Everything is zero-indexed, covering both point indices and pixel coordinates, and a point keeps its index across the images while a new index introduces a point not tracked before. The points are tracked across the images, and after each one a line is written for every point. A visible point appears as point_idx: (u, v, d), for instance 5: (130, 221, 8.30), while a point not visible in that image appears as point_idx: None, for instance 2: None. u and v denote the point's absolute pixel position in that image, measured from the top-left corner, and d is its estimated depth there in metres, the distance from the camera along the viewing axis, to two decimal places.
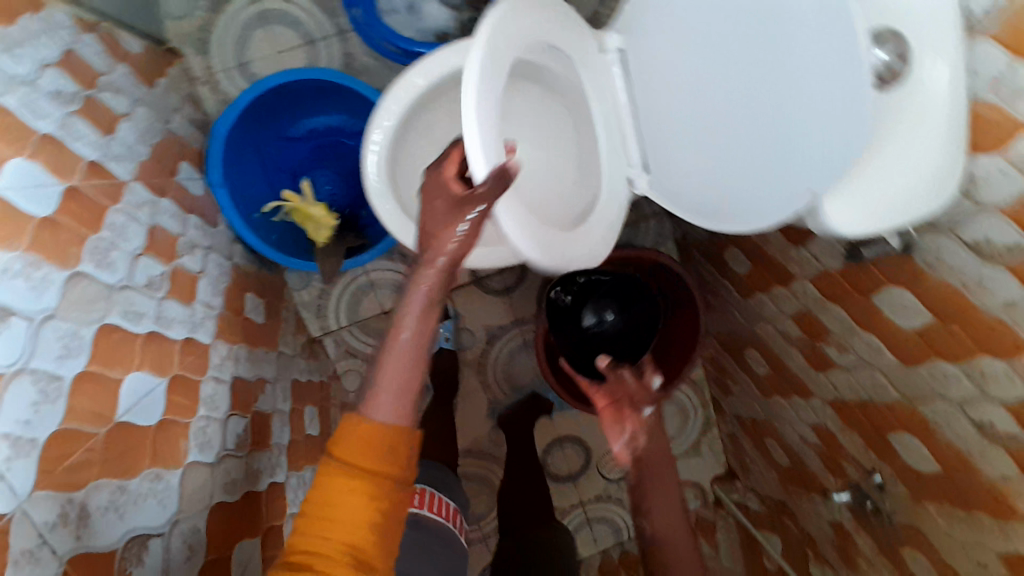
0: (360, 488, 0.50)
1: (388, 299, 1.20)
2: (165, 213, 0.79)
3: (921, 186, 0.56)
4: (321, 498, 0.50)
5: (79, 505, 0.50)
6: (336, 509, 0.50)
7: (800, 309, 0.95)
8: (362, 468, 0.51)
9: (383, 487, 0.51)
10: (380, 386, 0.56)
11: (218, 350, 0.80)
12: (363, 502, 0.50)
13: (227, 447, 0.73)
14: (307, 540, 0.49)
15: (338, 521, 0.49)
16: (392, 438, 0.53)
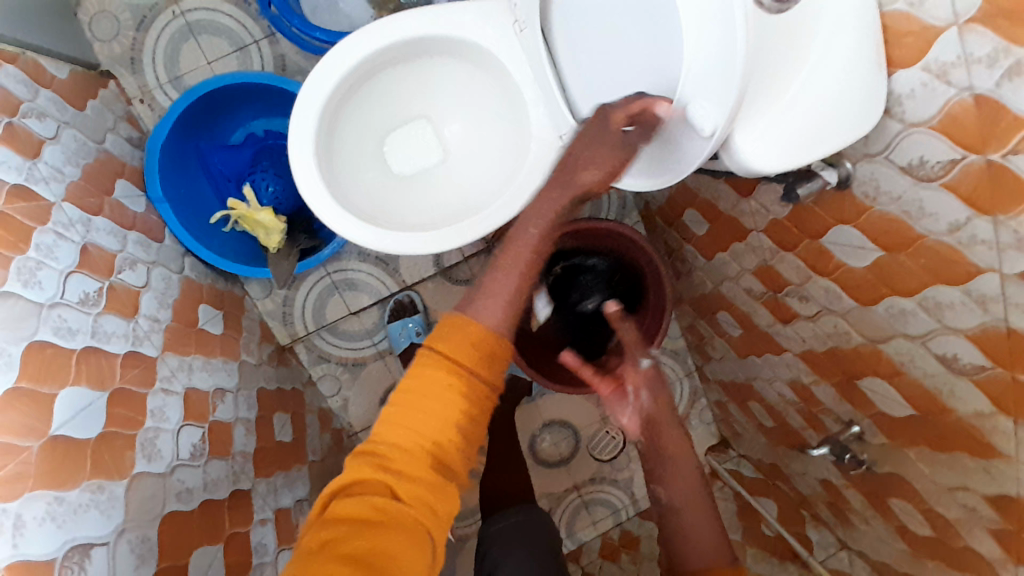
0: (448, 384, 0.53)
1: (353, 299, 1.19)
2: (100, 231, 0.78)
3: (829, 106, 0.55)
4: (407, 396, 0.53)
5: (14, 515, 0.48)
6: (424, 405, 0.52)
7: (760, 263, 0.94)
8: (453, 366, 0.53)
9: (471, 389, 0.54)
10: (485, 294, 0.59)
11: (168, 362, 0.78)
12: (451, 400, 0.52)
13: (180, 458, 0.71)
14: (391, 433, 0.52)
15: (423, 414, 0.52)
16: (485, 347, 0.56)
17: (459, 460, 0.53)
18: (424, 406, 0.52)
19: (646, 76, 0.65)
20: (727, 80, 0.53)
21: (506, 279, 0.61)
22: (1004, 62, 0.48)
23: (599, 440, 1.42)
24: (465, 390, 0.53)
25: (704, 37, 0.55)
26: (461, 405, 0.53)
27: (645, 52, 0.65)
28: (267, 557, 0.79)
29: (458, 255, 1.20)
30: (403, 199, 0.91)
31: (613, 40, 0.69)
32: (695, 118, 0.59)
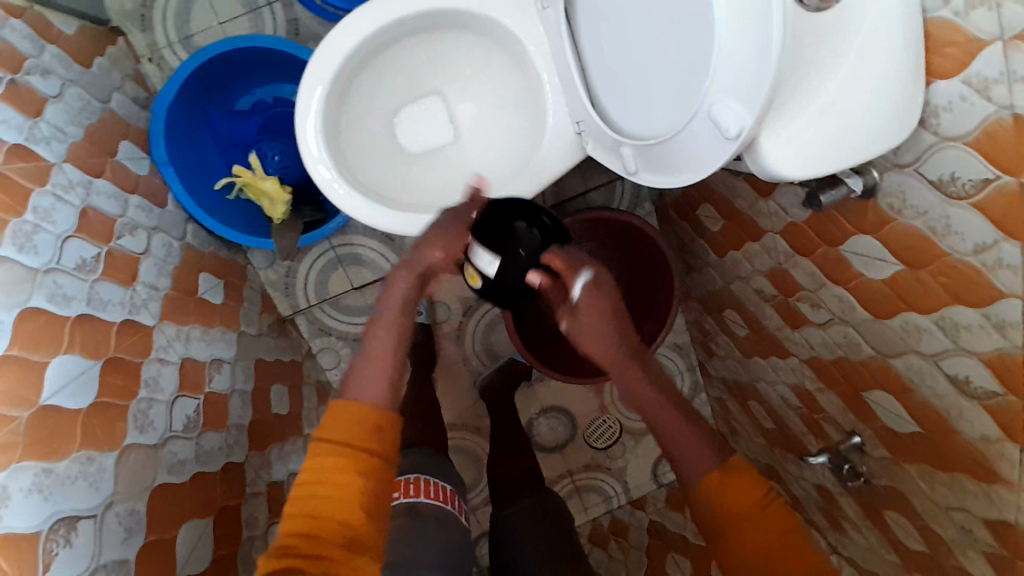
0: (342, 468, 0.53)
1: (356, 274, 1.18)
2: (100, 194, 0.77)
3: (859, 110, 0.53)
4: (310, 485, 0.52)
5: None
6: (323, 491, 0.52)
7: (773, 265, 0.91)
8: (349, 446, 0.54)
9: (370, 462, 0.54)
10: (368, 373, 0.61)
11: (165, 331, 0.77)
12: (355, 476, 0.53)
13: (174, 430, 0.70)
14: (295, 522, 0.51)
15: (328, 495, 0.52)
16: (372, 420, 0.56)
17: (375, 534, 0.53)
18: (324, 493, 0.52)
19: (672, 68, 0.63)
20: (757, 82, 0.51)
21: (382, 356, 0.63)
22: None
23: (596, 428, 1.41)
24: (364, 462, 0.54)
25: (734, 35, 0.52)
26: (358, 485, 0.52)
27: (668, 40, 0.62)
28: (258, 530, 0.79)
29: None
30: (411, 177, 0.88)
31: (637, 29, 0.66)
32: (720, 117, 0.56)
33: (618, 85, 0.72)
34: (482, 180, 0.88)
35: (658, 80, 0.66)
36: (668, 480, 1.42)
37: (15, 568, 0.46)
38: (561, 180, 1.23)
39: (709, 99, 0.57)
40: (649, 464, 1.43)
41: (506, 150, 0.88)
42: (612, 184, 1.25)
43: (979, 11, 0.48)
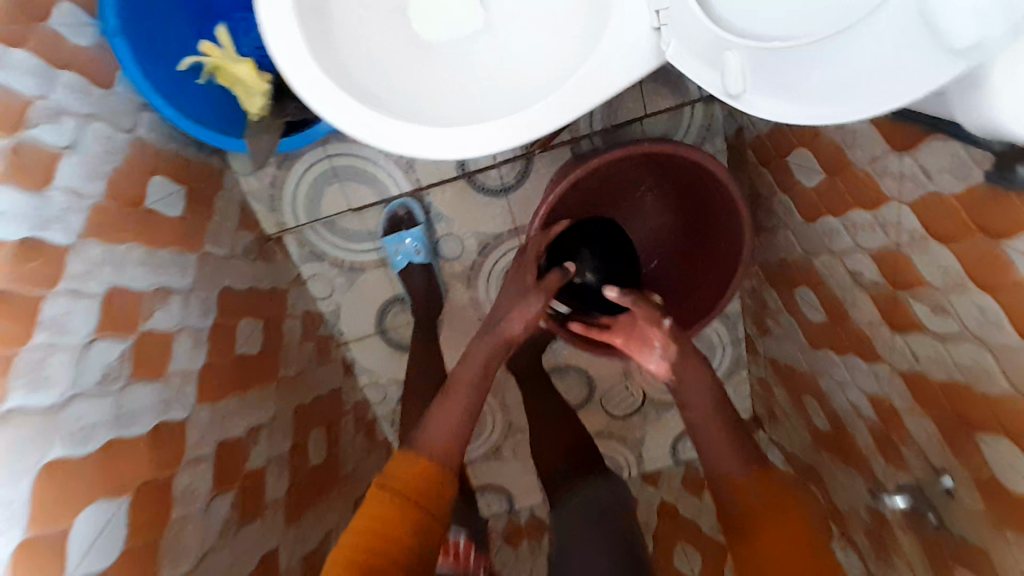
0: (401, 518, 0.63)
1: (355, 194, 0.99)
2: (16, 70, 0.57)
3: None
4: (363, 526, 0.62)
5: None
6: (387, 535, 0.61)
7: (885, 247, 0.68)
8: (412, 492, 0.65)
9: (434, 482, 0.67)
10: (439, 421, 0.72)
11: (85, 254, 0.60)
12: (413, 513, 0.64)
13: (81, 387, 0.55)
14: (343, 553, 0.61)
15: (386, 538, 0.61)
16: (425, 473, 0.67)
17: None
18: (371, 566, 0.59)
19: None
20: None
21: (456, 401, 0.73)
22: None
23: (615, 394, 1.25)
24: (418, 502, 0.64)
25: None
26: (405, 530, 0.62)
27: None
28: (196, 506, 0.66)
29: (487, 158, 0.99)
30: (423, 73, 0.66)
31: None
32: (941, 18, 0.41)
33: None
34: (517, 86, 0.66)
35: None
36: (687, 457, 1.28)
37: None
38: (615, 99, 0.98)
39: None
40: (668, 437, 1.28)
41: (552, 45, 0.65)
42: (679, 109, 0.99)
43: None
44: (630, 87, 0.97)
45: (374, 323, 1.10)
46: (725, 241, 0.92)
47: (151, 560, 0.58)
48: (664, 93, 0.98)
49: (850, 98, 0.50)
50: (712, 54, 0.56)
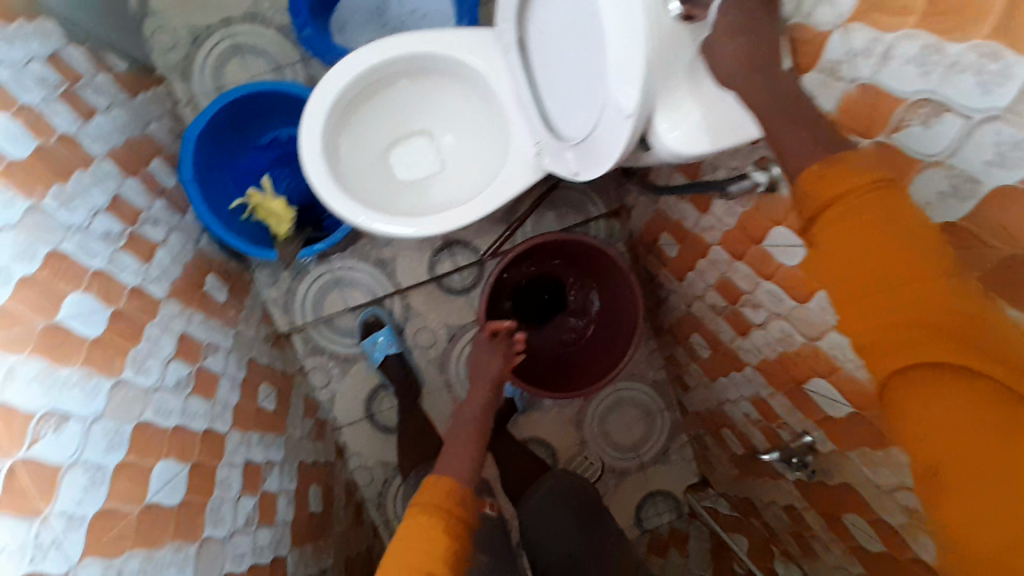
0: (435, 524, 0.73)
1: (351, 297, 1.29)
2: (132, 190, 0.91)
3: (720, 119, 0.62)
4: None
5: (7, 366, 0.55)
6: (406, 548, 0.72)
7: (719, 278, 1.00)
8: (425, 568, 0.68)
9: (455, 526, 0.75)
10: None
11: (170, 307, 0.88)
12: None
13: (164, 383, 0.79)
14: None
15: (416, 552, 0.70)
16: (457, 494, 0.79)
17: None
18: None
19: (581, 72, 0.74)
20: (629, 62, 0.60)
21: None
22: (879, 49, 0.52)
23: (576, 465, 1.42)
24: None
25: (595, 48, 0.69)
26: None
27: (576, 63, 0.75)
28: (230, 494, 0.83)
29: (450, 264, 1.32)
30: (396, 190, 1.04)
31: (554, 63, 0.81)
32: (620, 99, 0.63)
33: (557, 99, 0.83)
34: (443, 199, 1.03)
35: (581, 79, 0.75)
36: (652, 524, 1.43)
37: (7, 432, 0.53)
38: (538, 221, 1.33)
39: (612, 85, 0.65)
40: (631, 508, 1.43)
41: (480, 174, 1.03)
42: (586, 223, 1.35)
43: (818, 10, 0.56)
44: (548, 209, 1.33)
45: (363, 409, 1.32)
46: (620, 305, 1.19)
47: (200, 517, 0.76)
48: (572, 212, 1.34)
49: (599, 161, 0.74)
50: (560, 156, 0.85)
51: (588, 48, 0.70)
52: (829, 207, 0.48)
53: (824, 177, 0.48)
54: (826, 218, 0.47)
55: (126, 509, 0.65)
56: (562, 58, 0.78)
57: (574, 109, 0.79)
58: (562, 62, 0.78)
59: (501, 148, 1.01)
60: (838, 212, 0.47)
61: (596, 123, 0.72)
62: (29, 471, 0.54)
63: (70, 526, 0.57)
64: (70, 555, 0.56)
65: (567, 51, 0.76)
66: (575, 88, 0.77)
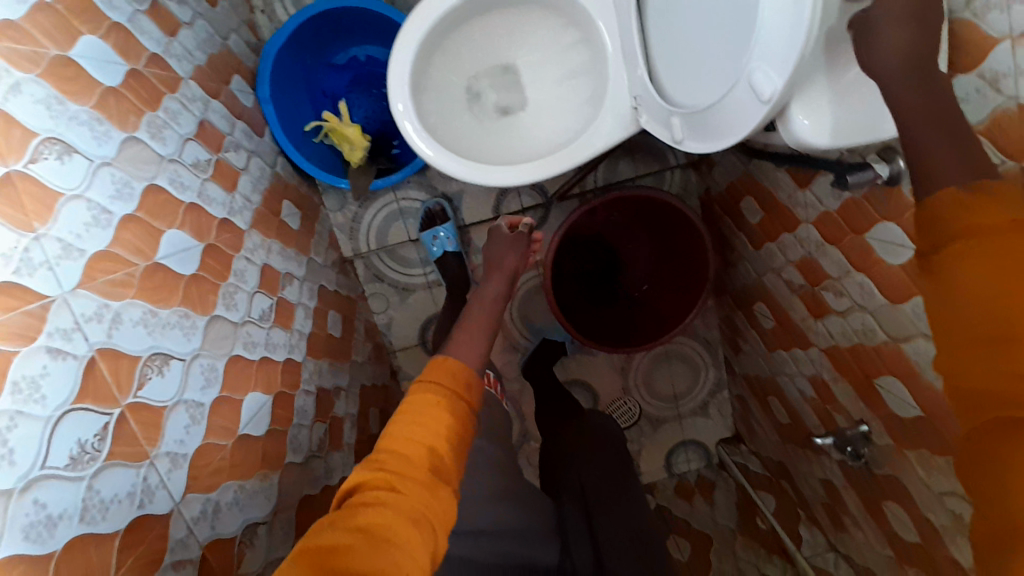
0: (436, 399, 0.55)
1: (415, 228, 1.29)
2: (216, 113, 0.89)
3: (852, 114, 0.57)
4: (383, 459, 0.50)
5: (114, 312, 0.58)
6: (402, 417, 0.54)
7: (803, 256, 0.96)
8: (426, 447, 0.52)
9: (460, 409, 0.56)
10: None
11: (253, 238, 0.89)
12: (426, 503, 0.49)
13: (251, 316, 0.82)
14: None
15: (414, 426, 0.53)
16: (467, 377, 0.59)
17: None
18: (392, 488, 0.48)
19: (709, 36, 0.68)
20: (777, 45, 0.55)
21: None
22: None
23: (616, 409, 1.47)
24: None
25: (734, 16, 0.63)
26: None
27: (705, 23, 0.68)
28: (306, 422, 0.89)
29: (516, 204, 1.30)
30: (481, 132, 1.00)
31: (677, 17, 0.74)
32: (759, 82, 0.58)
33: (672, 57, 0.77)
34: (529, 146, 0.99)
35: (708, 44, 0.69)
36: (681, 471, 1.49)
37: (117, 381, 0.56)
38: (612, 167, 1.28)
39: (752, 63, 0.59)
40: (663, 453, 1.49)
41: (566, 122, 0.98)
42: (662, 171, 1.30)
43: (994, 12, 0.52)
44: (624, 156, 1.28)
45: (417, 336, 1.35)
46: (687, 267, 1.16)
47: (283, 447, 0.81)
48: (650, 161, 1.29)
49: (713, 138, 0.70)
50: (663, 119, 0.80)
51: (727, 14, 0.64)
52: (954, 240, 0.43)
53: (952, 209, 0.44)
54: (956, 248, 0.43)
55: (223, 444, 0.68)
56: (689, 15, 0.71)
57: (693, 73, 0.73)
58: (688, 20, 0.72)
59: (595, 95, 0.96)
60: (970, 244, 0.42)
61: (719, 96, 0.67)
62: (137, 417, 0.57)
63: (174, 466, 0.61)
64: (173, 494, 0.60)
65: (697, 8, 0.69)
66: (699, 51, 0.71)
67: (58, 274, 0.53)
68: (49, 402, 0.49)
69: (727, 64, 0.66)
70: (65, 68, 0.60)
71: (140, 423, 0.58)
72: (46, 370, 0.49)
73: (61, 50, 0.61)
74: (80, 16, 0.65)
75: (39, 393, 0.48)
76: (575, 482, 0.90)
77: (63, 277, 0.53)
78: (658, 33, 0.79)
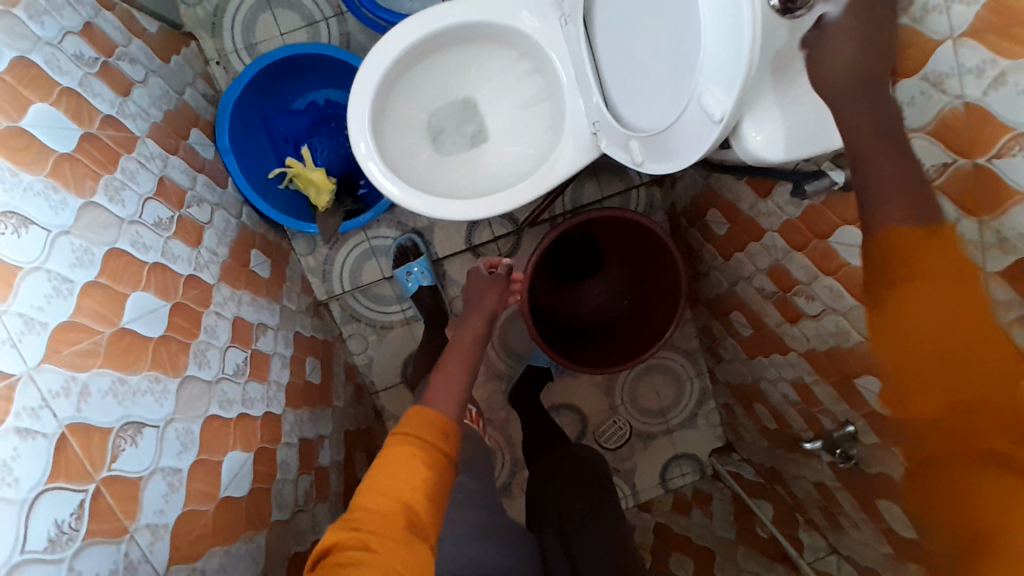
0: (412, 452, 0.54)
1: (388, 265, 1.28)
2: (175, 169, 0.88)
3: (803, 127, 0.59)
4: (358, 518, 0.49)
5: (82, 384, 0.56)
6: (375, 471, 0.53)
7: (772, 263, 0.98)
8: (400, 500, 0.51)
9: (436, 459, 0.55)
10: None
11: (222, 291, 0.88)
12: (403, 560, 0.48)
13: (225, 372, 0.80)
14: None
15: (389, 482, 0.51)
16: (444, 425, 0.57)
17: None
18: (367, 546, 0.47)
19: (657, 61, 0.70)
20: (723, 67, 0.57)
21: None
22: (992, 73, 0.49)
23: (605, 428, 1.46)
24: None
25: (680, 41, 0.64)
26: None
27: (653, 49, 0.70)
28: (290, 475, 0.86)
29: (488, 234, 1.30)
30: (446, 167, 1.00)
31: (625, 45, 0.76)
32: (709, 103, 0.60)
33: (625, 82, 0.79)
34: (495, 178, 1.00)
35: (658, 68, 0.70)
36: (675, 485, 1.49)
37: (89, 456, 0.54)
38: (578, 189, 1.30)
39: (701, 86, 0.61)
40: (656, 468, 1.49)
41: (529, 150, 0.99)
42: (628, 190, 1.32)
43: (933, 12, 0.52)
44: (590, 177, 1.29)
45: (399, 374, 1.33)
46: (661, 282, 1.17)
47: (267, 505, 0.78)
48: (615, 181, 1.30)
49: (671, 158, 0.71)
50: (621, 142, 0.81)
51: (672, 39, 0.66)
52: (901, 284, 0.48)
53: (902, 253, 0.49)
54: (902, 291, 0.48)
55: (204, 509, 0.66)
56: (637, 42, 0.73)
57: (646, 97, 0.75)
58: (636, 46, 0.74)
59: (554, 122, 0.97)
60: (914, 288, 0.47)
61: (673, 118, 0.68)
62: (113, 491, 0.55)
63: (155, 538, 0.59)
64: (157, 566, 0.58)
65: (644, 35, 0.71)
66: (650, 76, 0.73)
67: (22, 351, 0.51)
68: (22, 484, 0.47)
69: (677, 87, 0.67)
70: (15, 139, 0.59)
71: (116, 496, 0.55)
72: (16, 453, 0.47)
73: (12, 122, 0.60)
74: (28, 85, 0.64)
75: (12, 476, 0.46)
76: (555, 511, 0.90)
77: (27, 354, 0.51)
78: (609, 60, 0.81)
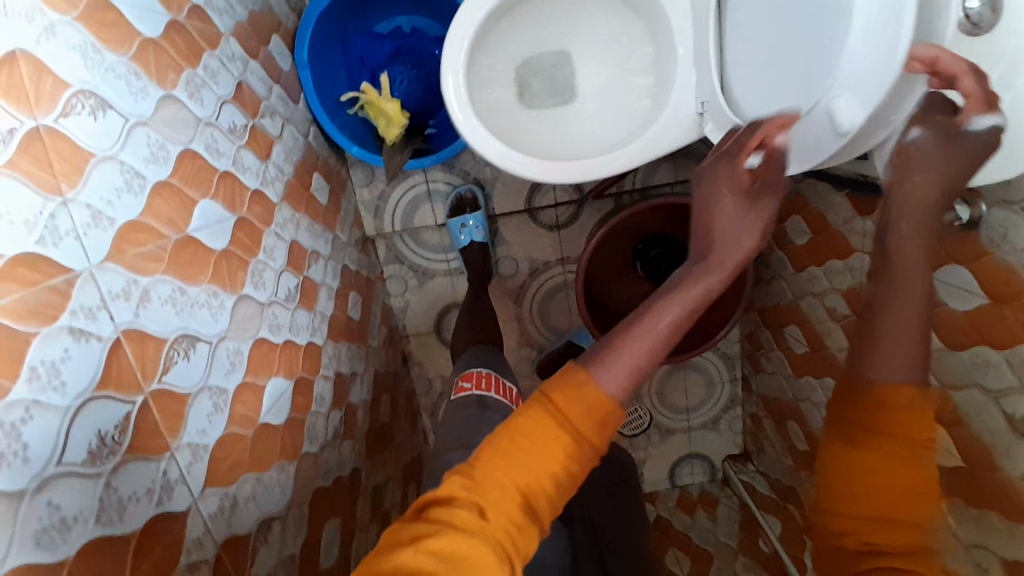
0: (555, 433, 0.44)
1: (442, 212, 1.24)
2: (254, 75, 0.83)
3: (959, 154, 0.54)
4: (478, 481, 0.42)
5: (143, 289, 0.53)
6: (516, 437, 0.44)
7: (850, 285, 0.92)
8: (524, 482, 0.42)
9: (581, 448, 0.45)
10: None
11: (283, 212, 0.84)
12: (512, 546, 0.40)
13: (277, 296, 0.77)
14: None
15: (520, 459, 0.43)
16: (605, 407, 0.47)
17: None
18: (480, 513, 0.41)
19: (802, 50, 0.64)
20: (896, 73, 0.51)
21: None
22: None
23: (627, 414, 1.44)
24: None
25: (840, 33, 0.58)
26: None
27: (798, 35, 0.64)
28: (323, 409, 0.85)
29: (550, 199, 1.25)
30: (532, 123, 0.94)
31: (763, 25, 0.70)
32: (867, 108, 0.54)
33: (753, 65, 0.72)
34: (581, 142, 0.94)
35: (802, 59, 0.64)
36: (683, 483, 1.47)
37: (141, 365, 0.52)
38: (653, 170, 1.24)
39: (859, 87, 0.55)
40: (668, 462, 1.47)
41: (622, 119, 0.93)
42: None
43: None
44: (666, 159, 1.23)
45: (433, 323, 1.31)
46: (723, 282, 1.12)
47: (299, 436, 0.77)
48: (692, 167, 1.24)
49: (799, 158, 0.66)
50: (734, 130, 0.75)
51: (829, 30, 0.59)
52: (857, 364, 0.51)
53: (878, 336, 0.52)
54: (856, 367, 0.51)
55: (243, 434, 0.64)
56: (779, 25, 0.67)
57: (777, 87, 0.69)
58: (778, 29, 0.67)
59: (655, 95, 0.91)
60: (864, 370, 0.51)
61: (811, 116, 0.62)
62: (159, 405, 0.53)
63: (194, 459, 0.57)
64: (192, 488, 0.56)
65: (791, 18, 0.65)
66: (789, 64, 0.66)
67: (85, 244, 0.48)
68: (68, 390, 0.44)
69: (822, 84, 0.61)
70: (104, 13, 0.54)
71: (161, 411, 0.53)
72: (69, 354, 0.45)
73: None
74: None
75: (60, 379, 0.43)
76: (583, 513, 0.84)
77: (90, 248, 0.48)
78: (737, 38, 0.74)
